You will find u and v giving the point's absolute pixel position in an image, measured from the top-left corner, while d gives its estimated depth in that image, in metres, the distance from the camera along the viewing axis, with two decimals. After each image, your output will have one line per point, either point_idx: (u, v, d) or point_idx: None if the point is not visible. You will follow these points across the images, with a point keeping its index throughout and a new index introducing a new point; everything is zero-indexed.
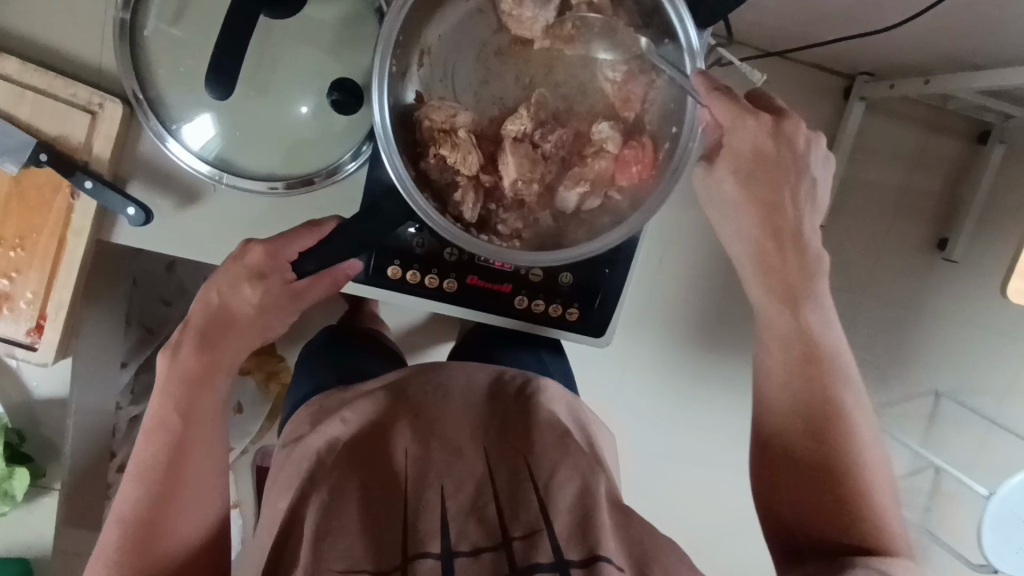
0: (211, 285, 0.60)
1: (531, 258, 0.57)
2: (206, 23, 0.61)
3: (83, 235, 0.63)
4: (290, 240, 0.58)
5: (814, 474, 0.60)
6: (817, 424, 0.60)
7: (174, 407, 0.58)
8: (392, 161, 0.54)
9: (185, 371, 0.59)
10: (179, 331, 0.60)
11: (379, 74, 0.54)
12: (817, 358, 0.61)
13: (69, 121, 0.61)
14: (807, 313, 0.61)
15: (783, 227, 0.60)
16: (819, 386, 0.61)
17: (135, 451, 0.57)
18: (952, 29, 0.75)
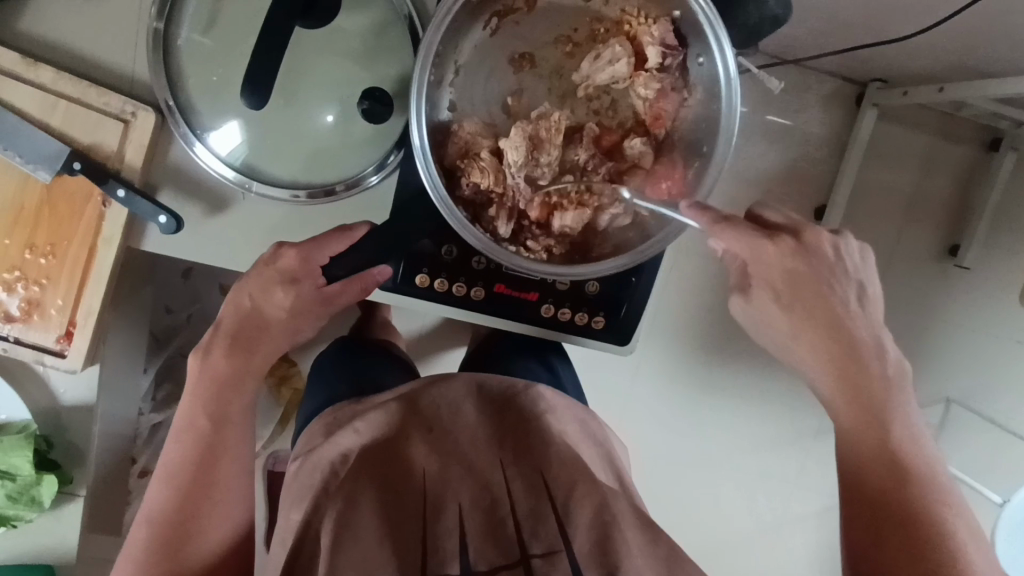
0: (242, 288, 0.59)
1: (561, 271, 0.58)
2: (237, 32, 0.62)
3: (114, 243, 0.64)
4: (321, 245, 0.58)
5: (883, 520, 0.51)
6: (892, 471, 0.53)
7: (203, 410, 0.57)
8: (428, 173, 0.55)
9: (216, 374, 0.58)
10: (209, 333, 0.60)
11: (417, 85, 0.54)
12: (868, 386, 0.55)
13: (102, 130, 0.61)
14: (885, 380, 0.55)
15: (828, 304, 0.56)
16: (882, 432, 0.54)
17: (164, 451, 0.57)
18: (973, 39, 0.75)
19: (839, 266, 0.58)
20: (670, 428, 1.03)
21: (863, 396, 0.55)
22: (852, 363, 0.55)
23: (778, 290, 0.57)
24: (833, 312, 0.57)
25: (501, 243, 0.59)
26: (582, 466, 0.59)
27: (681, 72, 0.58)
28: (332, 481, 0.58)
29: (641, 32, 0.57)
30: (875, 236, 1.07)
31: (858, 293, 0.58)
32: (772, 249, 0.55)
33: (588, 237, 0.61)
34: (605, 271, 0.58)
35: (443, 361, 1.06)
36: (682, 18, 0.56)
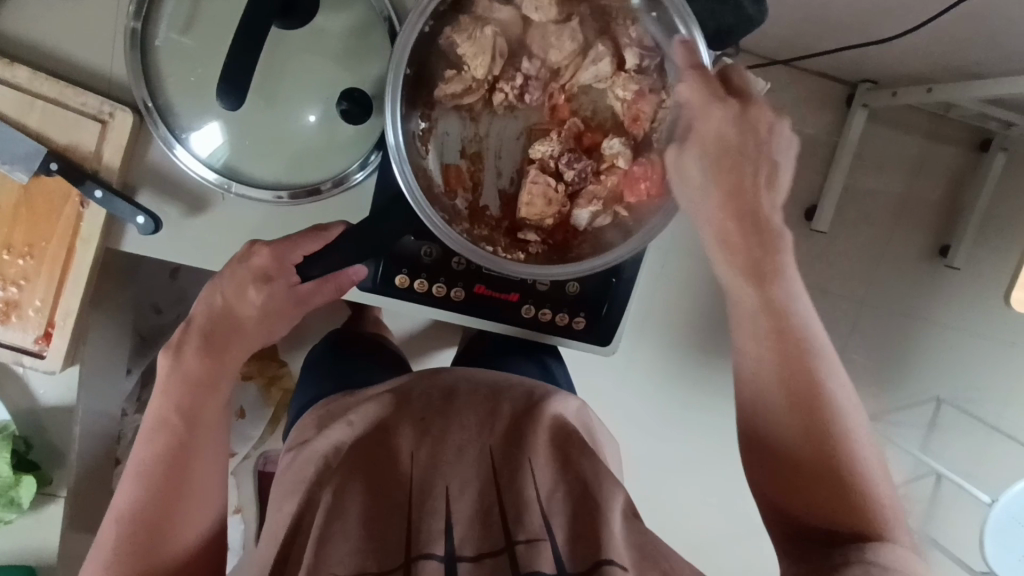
0: (215, 286, 0.60)
1: (535, 270, 0.57)
2: (215, 32, 0.62)
3: (92, 243, 0.63)
4: (295, 244, 0.59)
5: (803, 471, 0.52)
6: (800, 373, 0.53)
7: (175, 407, 0.57)
8: (402, 170, 0.55)
9: (187, 374, 0.58)
10: (180, 331, 0.59)
11: (392, 83, 0.54)
12: (785, 290, 0.54)
13: (79, 130, 0.61)
14: (776, 293, 0.54)
15: (754, 210, 0.53)
16: (807, 381, 0.53)
17: (134, 450, 0.57)
18: (957, 39, 0.75)
19: (764, 140, 0.53)
20: (665, 426, 1.03)
21: (762, 288, 0.54)
22: (758, 246, 0.54)
23: (716, 158, 0.53)
24: (750, 207, 0.53)
25: (480, 244, 0.59)
26: (571, 457, 0.58)
27: (660, 74, 0.58)
28: (325, 469, 0.58)
29: (620, 35, 0.58)
30: (864, 236, 1.07)
31: (772, 170, 0.54)
32: (720, 110, 0.51)
33: (570, 237, 0.61)
34: (584, 271, 0.58)
35: (432, 361, 1.06)
36: (659, 18, 0.57)
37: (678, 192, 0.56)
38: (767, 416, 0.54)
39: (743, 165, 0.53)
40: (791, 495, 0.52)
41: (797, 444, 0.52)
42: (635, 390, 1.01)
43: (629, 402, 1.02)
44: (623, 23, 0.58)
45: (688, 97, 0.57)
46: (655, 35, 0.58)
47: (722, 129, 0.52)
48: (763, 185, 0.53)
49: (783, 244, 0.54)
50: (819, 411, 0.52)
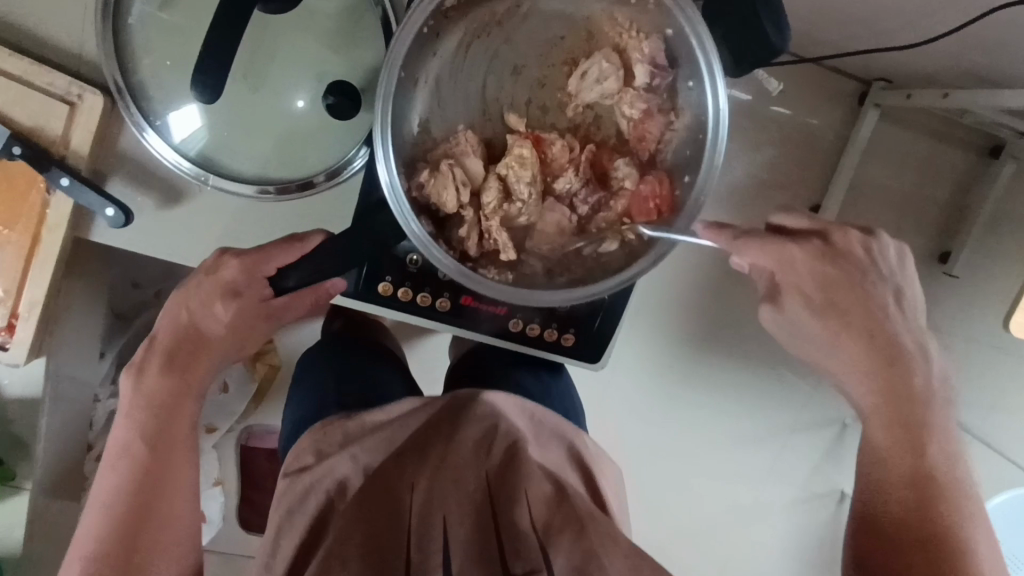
0: (181, 301, 0.61)
1: (528, 294, 0.54)
2: (195, 8, 0.57)
3: (59, 233, 0.60)
4: (269, 255, 0.58)
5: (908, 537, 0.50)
6: (913, 440, 0.53)
7: (141, 433, 0.56)
8: (393, 192, 0.52)
9: (151, 394, 0.58)
10: (144, 348, 0.60)
11: (386, 88, 0.50)
12: (898, 371, 0.55)
13: (44, 111, 0.57)
14: (913, 370, 0.55)
15: (868, 297, 0.57)
16: (913, 454, 0.53)
17: (98, 479, 0.55)
18: None
19: (866, 261, 0.58)
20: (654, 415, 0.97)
21: (894, 372, 0.55)
22: (855, 314, 0.56)
23: (811, 299, 0.58)
24: (881, 325, 0.56)
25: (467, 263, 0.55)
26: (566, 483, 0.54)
27: (670, 94, 0.56)
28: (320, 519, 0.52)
29: (629, 47, 0.56)
30: None
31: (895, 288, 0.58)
32: (801, 254, 0.57)
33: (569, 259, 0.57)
34: (578, 299, 0.54)
35: None
36: (674, 36, 0.54)
37: (796, 336, 0.60)
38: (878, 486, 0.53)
39: (848, 286, 0.57)
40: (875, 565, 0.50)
41: (904, 518, 0.51)
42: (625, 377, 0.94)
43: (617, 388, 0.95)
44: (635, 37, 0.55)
45: (698, 123, 0.55)
46: (669, 52, 0.55)
47: (817, 276, 0.57)
48: (873, 268, 0.58)
49: (881, 318, 0.56)
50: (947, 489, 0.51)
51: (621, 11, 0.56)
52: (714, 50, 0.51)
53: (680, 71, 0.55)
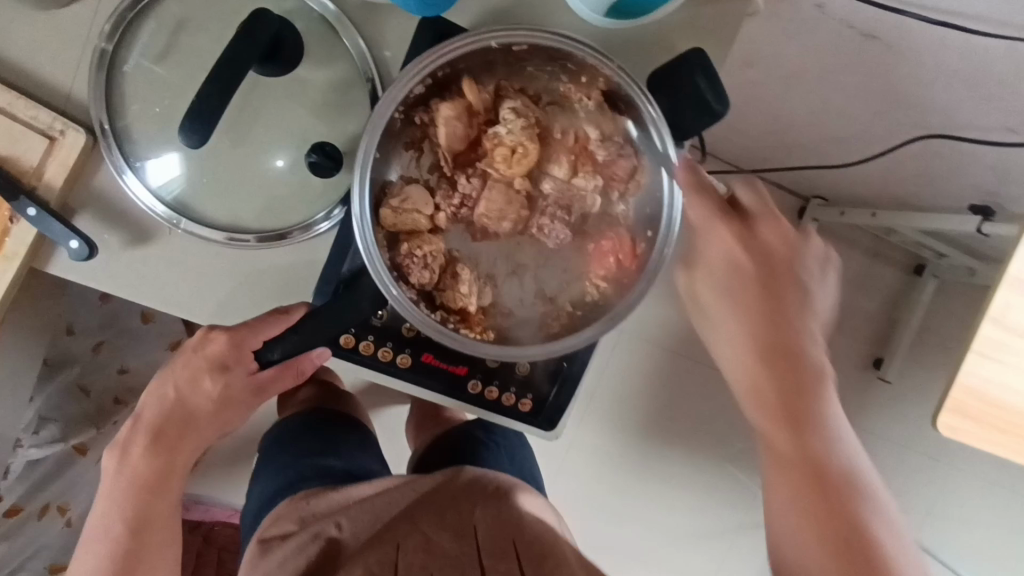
0: (166, 378, 0.62)
1: (493, 350, 0.59)
2: (189, 63, 0.60)
3: (15, 262, 0.59)
4: (252, 332, 0.58)
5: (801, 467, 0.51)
6: (810, 473, 0.50)
7: (118, 514, 0.60)
8: (367, 249, 0.55)
9: (136, 473, 0.61)
10: (129, 427, 0.62)
11: (361, 162, 0.55)
12: (792, 375, 0.53)
13: (23, 143, 0.58)
14: (810, 435, 0.51)
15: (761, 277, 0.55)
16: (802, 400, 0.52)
17: (76, 557, 0.61)
18: (927, 163, 0.92)
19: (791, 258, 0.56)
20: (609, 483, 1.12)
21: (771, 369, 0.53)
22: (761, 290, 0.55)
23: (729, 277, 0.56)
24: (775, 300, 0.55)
25: (444, 322, 0.60)
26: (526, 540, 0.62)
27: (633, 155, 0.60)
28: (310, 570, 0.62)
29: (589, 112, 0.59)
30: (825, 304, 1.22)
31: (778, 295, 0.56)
32: (722, 227, 0.56)
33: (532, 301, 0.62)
34: (542, 355, 0.60)
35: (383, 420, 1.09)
36: (626, 112, 0.58)
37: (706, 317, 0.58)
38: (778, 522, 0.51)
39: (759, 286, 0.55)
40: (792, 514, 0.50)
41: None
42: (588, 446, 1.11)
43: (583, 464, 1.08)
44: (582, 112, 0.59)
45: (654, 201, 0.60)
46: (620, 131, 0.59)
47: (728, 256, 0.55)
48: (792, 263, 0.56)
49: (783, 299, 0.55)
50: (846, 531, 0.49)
51: (574, 87, 0.59)
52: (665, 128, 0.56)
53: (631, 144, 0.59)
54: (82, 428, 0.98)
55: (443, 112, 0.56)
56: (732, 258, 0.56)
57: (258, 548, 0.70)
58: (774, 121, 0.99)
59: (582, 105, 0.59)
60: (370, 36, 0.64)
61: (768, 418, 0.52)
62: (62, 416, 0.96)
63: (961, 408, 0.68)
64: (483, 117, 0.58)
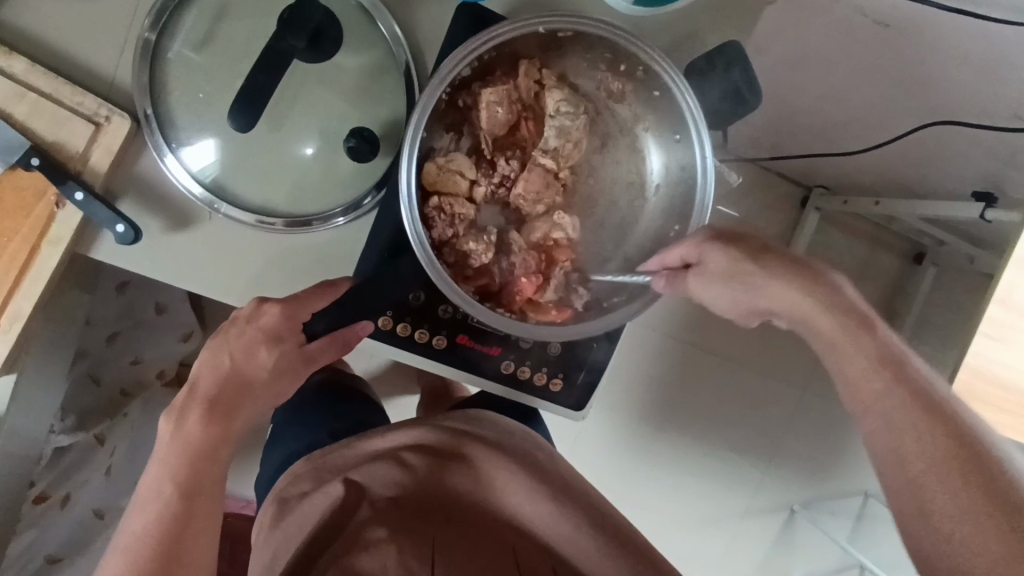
0: (220, 347, 0.60)
1: (532, 330, 0.59)
2: (231, 50, 0.61)
3: (60, 246, 0.60)
4: (306, 303, 0.60)
5: (920, 435, 0.46)
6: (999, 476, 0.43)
7: (171, 479, 0.55)
8: (413, 228, 0.56)
9: (190, 443, 0.57)
10: (183, 397, 0.59)
11: (410, 140, 0.55)
12: (904, 373, 0.48)
13: (69, 128, 0.59)
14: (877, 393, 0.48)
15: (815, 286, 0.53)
16: (875, 375, 0.48)
17: (120, 530, 0.54)
18: (930, 152, 0.95)
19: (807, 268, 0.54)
20: (622, 468, 1.12)
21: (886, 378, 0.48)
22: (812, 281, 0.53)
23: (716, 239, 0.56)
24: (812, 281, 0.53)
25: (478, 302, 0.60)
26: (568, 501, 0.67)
27: (663, 143, 0.62)
28: (337, 517, 0.64)
29: (625, 100, 0.62)
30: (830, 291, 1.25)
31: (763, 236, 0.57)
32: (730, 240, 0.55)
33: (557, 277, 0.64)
34: (589, 335, 0.59)
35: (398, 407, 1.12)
36: (661, 97, 0.59)
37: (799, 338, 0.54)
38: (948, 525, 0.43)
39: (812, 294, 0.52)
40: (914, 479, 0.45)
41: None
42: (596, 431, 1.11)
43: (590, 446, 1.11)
44: (618, 101, 0.63)
45: (682, 186, 0.61)
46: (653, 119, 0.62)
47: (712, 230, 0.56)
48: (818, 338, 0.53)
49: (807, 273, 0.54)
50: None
51: (612, 77, 0.61)
52: (702, 119, 0.56)
53: (664, 128, 0.62)
54: (99, 419, 0.99)
55: (487, 96, 0.58)
56: (717, 253, 0.55)
57: (276, 508, 0.68)
58: (784, 110, 1.01)
59: (617, 94, 0.62)
60: (405, 25, 0.65)
61: (894, 405, 0.47)
62: (78, 406, 0.97)
63: (971, 389, 0.70)
64: (522, 104, 0.61)
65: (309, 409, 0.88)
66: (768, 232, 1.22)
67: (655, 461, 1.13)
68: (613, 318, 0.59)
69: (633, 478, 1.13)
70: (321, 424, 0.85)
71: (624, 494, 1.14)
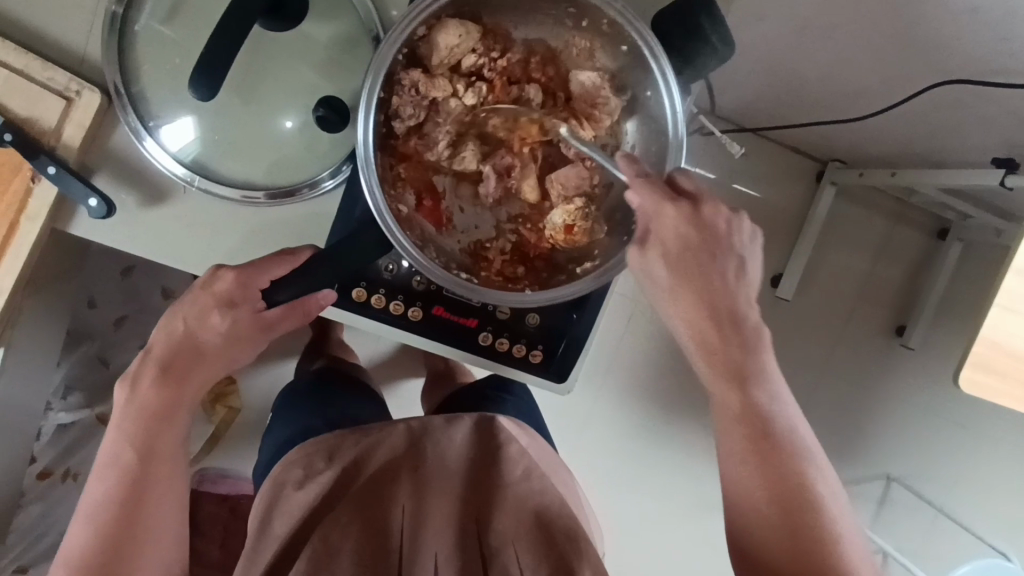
0: (177, 313, 0.61)
1: (498, 296, 0.58)
2: (198, 23, 0.61)
3: (38, 221, 0.61)
4: (261, 271, 0.60)
5: (776, 503, 0.54)
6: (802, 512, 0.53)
7: (130, 442, 0.59)
8: (371, 189, 0.55)
9: (145, 405, 0.60)
10: (138, 361, 0.61)
11: (366, 99, 0.54)
12: (767, 447, 0.55)
13: (42, 104, 0.60)
14: (760, 408, 0.55)
15: (733, 312, 0.56)
16: (773, 463, 0.55)
17: (86, 489, 0.59)
18: (940, 119, 0.90)
19: (726, 238, 0.56)
20: (626, 454, 1.09)
21: (747, 413, 0.55)
22: (735, 346, 0.56)
23: (672, 255, 0.55)
24: (743, 319, 0.56)
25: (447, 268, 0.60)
26: (552, 539, 0.63)
27: (633, 103, 0.61)
28: (326, 506, 0.64)
29: (595, 57, 0.60)
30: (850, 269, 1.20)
31: (738, 264, 0.57)
32: (671, 211, 0.54)
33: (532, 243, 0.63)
34: (558, 299, 0.58)
35: (400, 389, 1.12)
36: (629, 53, 0.58)
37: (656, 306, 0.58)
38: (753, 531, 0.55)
39: (705, 259, 0.55)
40: (757, 527, 0.54)
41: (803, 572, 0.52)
42: (597, 417, 1.06)
43: (592, 431, 1.07)
44: (588, 61, 0.61)
45: (651, 140, 0.60)
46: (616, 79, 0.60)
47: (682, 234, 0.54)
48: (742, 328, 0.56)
49: (739, 314, 0.56)
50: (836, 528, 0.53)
51: (578, 35, 0.60)
52: (672, 72, 0.55)
53: (637, 85, 0.60)
54: (108, 397, 1.01)
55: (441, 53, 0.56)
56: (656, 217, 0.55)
57: (269, 495, 0.67)
58: (787, 79, 0.97)
59: (586, 52, 0.61)
60: None
61: (757, 474, 0.54)
62: (85, 385, 0.99)
63: (982, 362, 0.67)
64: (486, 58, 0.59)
65: (304, 398, 0.88)
66: (779, 208, 1.18)
67: (663, 445, 1.09)
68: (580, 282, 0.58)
69: (640, 465, 1.10)
70: (316, 410, 0.85)
71: (632, 481, 1.10)
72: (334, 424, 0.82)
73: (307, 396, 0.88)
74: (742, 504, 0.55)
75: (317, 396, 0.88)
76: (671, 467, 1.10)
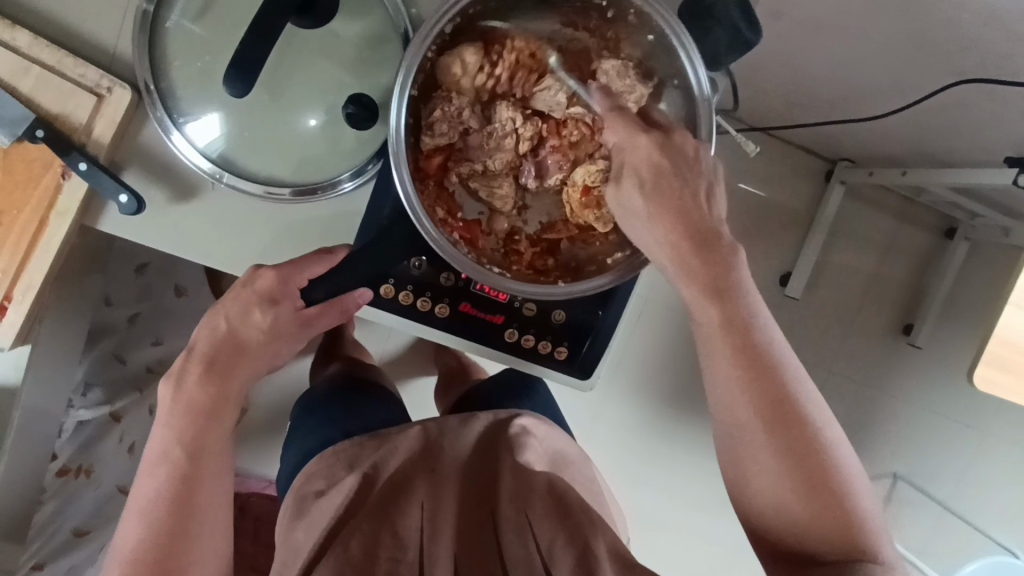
0: (218, 311, 0.61)
1: (531, 289, 0.58)
2: (227, 20, 0.61)
3: (68, 217, 0.61)
4: (300, 268, 0.60)
5: (779, 445, 0.54)
6: (814, 471, 0.54)
7: (179, 439, 0.60)
8: (403, 179, 0.56)
9: (191, 402, 0.60)
10: (182, 359, 0.61)
11: (400, 91, 0.55)
12: (757, 365, 0.54)
13: (73, 101, 0.60)
14: (731, 305, 0.54)
15: (695, 224, 0.54)
16: (770, 388, 0.54)
17: (136, 487, 0.60)
18: (953, 121, 0.91)
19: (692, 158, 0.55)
20: (639, 454, 1.09)
21: (728, 311, 0.54)
22: (700, 254, 0.54)
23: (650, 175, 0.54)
24: (700, 220, 0.54)
25: (478, 263, 0.60)
26: (569, 517, 0.62)
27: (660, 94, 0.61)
28: (355, 507, 0.64)
29: (621, 49, 0.61)
30: (860, 269, 1.20)
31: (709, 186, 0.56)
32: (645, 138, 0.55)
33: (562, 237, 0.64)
34: (586, 293, 0.58)
35: (413, 388, 1.12)
36: (656, 42, 0.58)
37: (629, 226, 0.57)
38: (748, 501, 0.57)
39: (676, 175, 0.54)
40: (757, 477, 0.55)
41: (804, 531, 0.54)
42: (610, 416, 1.07)
43: (605, 429, 1.08)
44: (614, 52, 0.61)
45: (678, 129, 0.61)
46: (642, 67, 0.60)
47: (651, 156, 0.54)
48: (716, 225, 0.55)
49: (683, 209, 0.54)
50: (824, 482, 0.54)
51: (603, 27, 0.61)
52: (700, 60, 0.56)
53: (663, 77, 0.60)
54: (125, 394, 1.00)
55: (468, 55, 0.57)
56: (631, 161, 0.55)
57: (294, 505, 0.67)
58: (803, 79, 0.97)
59: (611, 45, 0.61)
60: None
61: (767, 411, 0.54)
62: (102, 381, 0.99)
63: (997, 362, 0.67)
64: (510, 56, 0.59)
65: (324, 402, 0.88)
66: (792, 207, 1.18)
67: (675, 446, 1.09)
68: (609, 277, 0.59)
69: (652, 465, 1.10)
70: (335, 421, 0.84)
71: (643, 479, 1.11)
72: (354, 430, 0.82)
73: (327, 399, 0.89)
74: (748, 474, 0.56)
75: (337, 400, 0.88)
76: (682, 466, 1.10)
